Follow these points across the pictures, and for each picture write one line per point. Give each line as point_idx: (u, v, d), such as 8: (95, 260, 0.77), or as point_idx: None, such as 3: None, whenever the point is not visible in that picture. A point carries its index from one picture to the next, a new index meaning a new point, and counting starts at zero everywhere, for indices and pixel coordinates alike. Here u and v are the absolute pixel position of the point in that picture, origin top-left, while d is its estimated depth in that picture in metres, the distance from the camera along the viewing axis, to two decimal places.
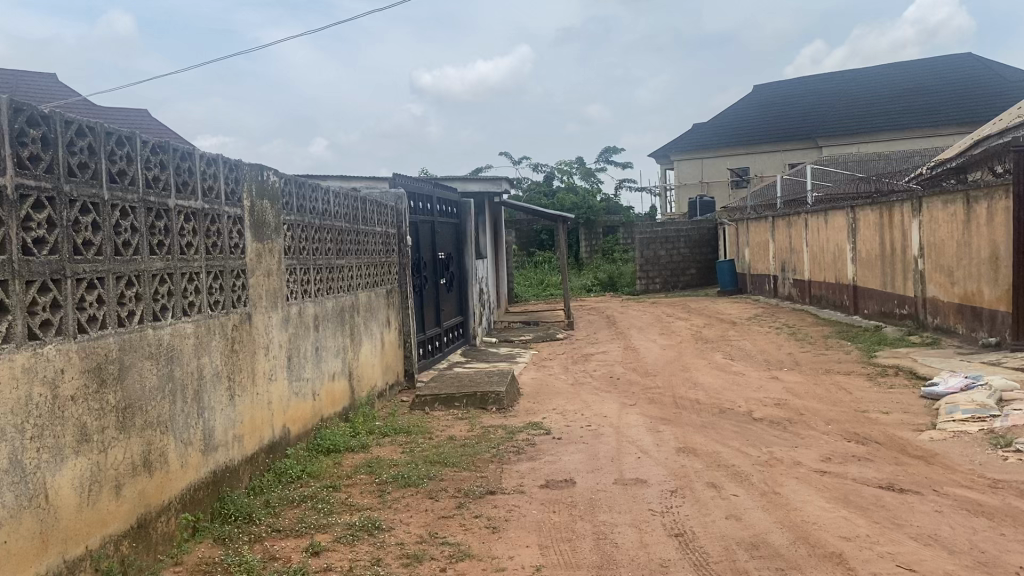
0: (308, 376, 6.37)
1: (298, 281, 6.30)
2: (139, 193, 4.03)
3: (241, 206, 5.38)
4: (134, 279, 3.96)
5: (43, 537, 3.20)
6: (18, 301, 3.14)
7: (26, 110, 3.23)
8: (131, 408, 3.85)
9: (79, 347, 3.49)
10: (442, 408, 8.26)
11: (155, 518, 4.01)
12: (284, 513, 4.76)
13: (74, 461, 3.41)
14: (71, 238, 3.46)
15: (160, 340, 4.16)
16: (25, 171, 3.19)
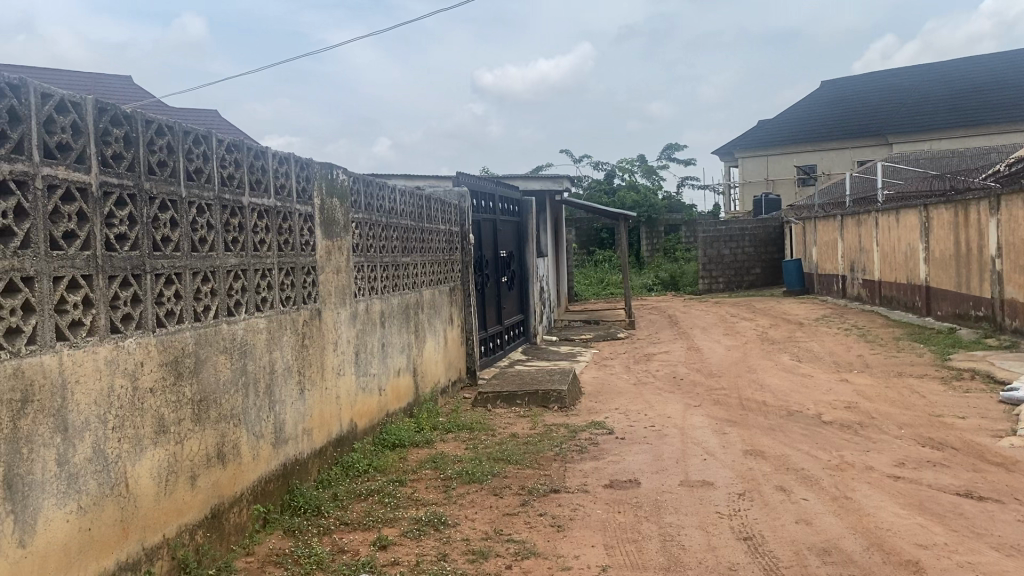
0: (374, 371, 6.45)
1: (365, 278, 6.38)
2: (215, 190, 4.13)
3: (311, 204, 5.47)
4: (210, 274, 4.06)
5: (124, 525, 3.30)
6: (102, 295, 3.24)
7: (110, 110, 3.33)
8: (206, 400, 3.94)
9: (158, 341, 3.59)
10: (505, 405, 8.28)
11: (228, 509, 4.10)
12: (351, 507, 4.82)
13: (153, 451, 3.51)
14: (151, 234, 3.56)
15: (233, 335, 4.25)
16: (108, 169, 3.29)
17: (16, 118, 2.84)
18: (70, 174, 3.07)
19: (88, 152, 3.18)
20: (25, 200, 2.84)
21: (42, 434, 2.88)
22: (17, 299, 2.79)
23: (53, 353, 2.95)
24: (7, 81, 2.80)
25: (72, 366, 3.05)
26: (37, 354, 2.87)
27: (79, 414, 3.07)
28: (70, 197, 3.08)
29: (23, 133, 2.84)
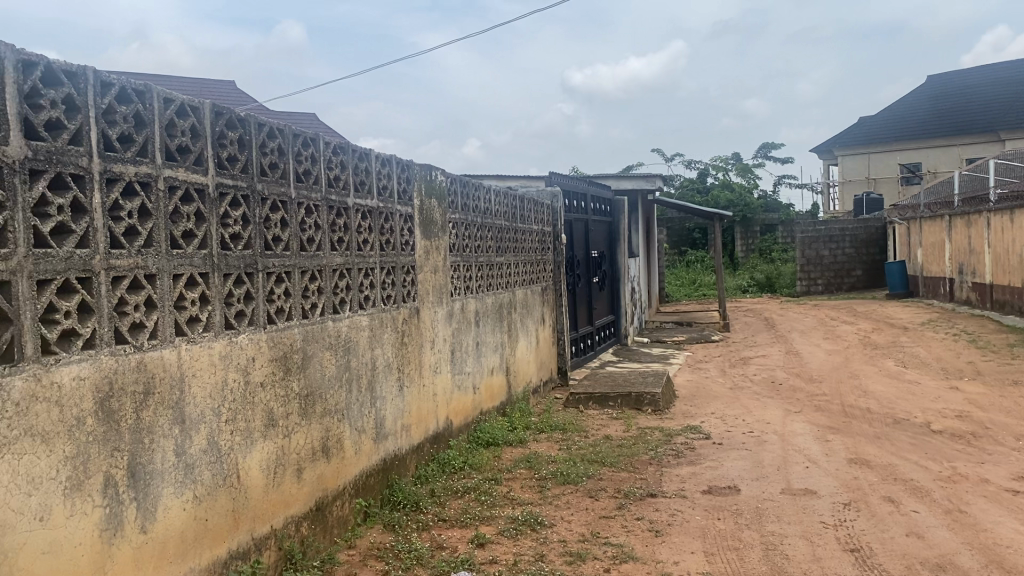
0: (469, 369, 6.50)
1: (461, 277, 6.44)
2: (322, 192, 4.25)
3: (411, 205, 5.55)
4: (316, 273, 4.17)
5: (236, 515, 3.42)
6: (217, 292, 3.36)
7: (226, 113, 3.46)
8: (312, 395, 4.05)
9: (268, 337, 3.70)
10: (597, 407, 8.23)
11: (332, 502, 4.21)
12: (448, 504, 4.87)
13: (262, 444, 3.62)
14: (263, 234, 3.68)
15: (338, 332, 4.35)
16: (224, 171, 3.42)
17: (141, 123, 2.98)
18: (190, 176, 3.19)
19: (206, 154, 3.30)
20: (148, 200, 2.97)
21: (162, 426, 3.00)
22: (141, 295, 2.92)
23: (172, 347, 3.07)
24: (133, 88, 2.94)
25: (189, 361, 3.17)
26: (157, 348, 2.99)
27: (195, 407, 3.19)
28: (189, 198, 3.21)
29: (147, 136, 2.97)
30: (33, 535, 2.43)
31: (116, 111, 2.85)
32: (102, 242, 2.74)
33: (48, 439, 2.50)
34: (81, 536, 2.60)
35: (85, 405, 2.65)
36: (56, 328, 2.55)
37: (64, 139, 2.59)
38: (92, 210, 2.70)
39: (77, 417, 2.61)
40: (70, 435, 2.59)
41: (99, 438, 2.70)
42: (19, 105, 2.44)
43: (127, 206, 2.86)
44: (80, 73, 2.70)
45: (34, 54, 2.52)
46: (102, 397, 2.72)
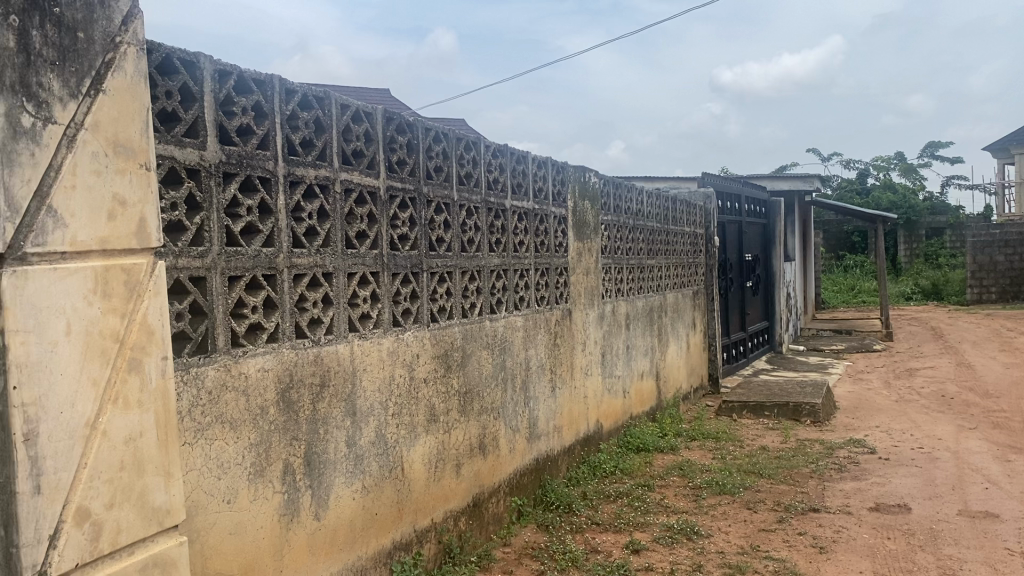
0: (620, 373, 6.44)
1: (613, 280, 6.39)
2: (482, 194, 4.35)
3: (566, 207, 5.57)
4: (476, 273, 4.27)
5: (400, 506, 3.53)
6: (386, 291, 3.50)
7: (396, 119, 3.61)
8: (471, 393, 4.12)
9: (432, 335, 3.82)
10: (752, 416, 7.97)
11: (488, 498, 4.28)
12: (601, 507, 4.84)
13: (425, 439, 3.72)
14: (427, 236, 3.82)
15: (495, 332, 4.41)
16: (393, 174, 3.58)
17: (321, 128, 3.15)
18: (363, 179, 3.36)
19: (377, 158, 3.47)
20: (326, 202, 3.13)
21: (336, 417, 3.13)
22: (319, 292, 3.09)
23: (345, 342, 3.22)
24: (314, 95, 3.11)
25: (361, 355, 3.31)
26: (333, 342, 3.15)
27: (365, 400, 3.31)
28: (362, 201, 3.37)
29: (326, 141, 3.15)
30: (221, 516, 2.59)
31: (299, 117, 3.03)
32: (285, 241, 2.91)
33: (236, 427, 2.66)
34: (262, 520, 2.75)
35: (268, 396, 2.80)
36: (244, 321, 2.73)
37: (253, 144, 2.77)
38: (277, 211, 2.87)
39: (261, 407, 2.77)
40: (255, 423, 2.74)
41: (279, 428, 2.85)
42: (215, 111, 2.61)
43: (307, 207, 3.03)
44: (268, 82, 2.88)
45: (228, 64, 2.70)
46: (283, 387, 2.88)
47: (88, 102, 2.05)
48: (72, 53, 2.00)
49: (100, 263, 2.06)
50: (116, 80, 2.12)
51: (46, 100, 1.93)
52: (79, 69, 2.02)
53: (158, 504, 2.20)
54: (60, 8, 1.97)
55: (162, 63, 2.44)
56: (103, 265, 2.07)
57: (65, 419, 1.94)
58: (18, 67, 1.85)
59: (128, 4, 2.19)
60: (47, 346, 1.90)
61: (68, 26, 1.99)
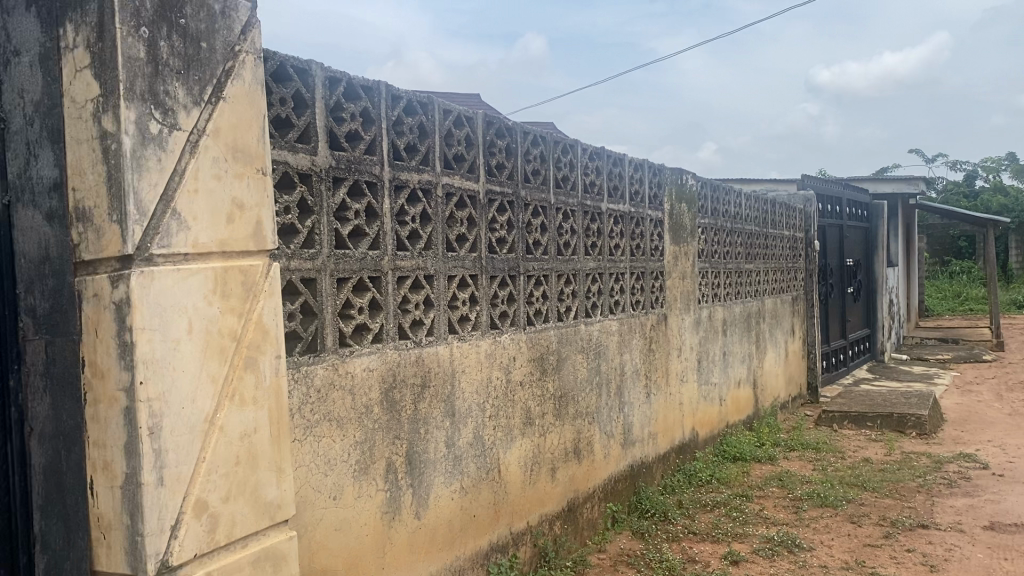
0: (716, 380, 6.32)
1: (709, 284, 6.28)
2: (578, 197, 4.34)
3: (662, 210, 5.50)
4: (572, 277, 4.26)
5: (497, 508, 3.55)
6: (484, 294, 3.53)
7: (496, 123, 3.65)
8: (566, 397, 4.11)
9: (529, 338, 3.82)
10: (853, 427, 7.71)
11: (582, 503, 4.26)
12: (698, 516, 4.76)
13: (521, 441, 3.73)
14: (525, 239, 3.84)
15: (590, 336, 4.39)
16: (493, 178, 3.61)
17: (424, 133, 3.22)
18: (464, 183, 3.41)
19: (478, 162, 3.51)
20: (429, 206, 3.20)
21: (436, 418, 3.17)
22: (421, 294, 3.15)
23: (445, 344, 3.26)
24: (418, 101, 3.18)
25: (461, 357, 3.34)
26: (434, 344, 3.19)
27: (464, 401, 3.34)
28: (462, 204, 3.42)
29: (428, 146, 3.21)
30: (328, 513, 2.65)
31: (404, 122, 3.10)
32: (389, 244, 2.98)
33: (342, 425, 2.73)
34: (366, 518, 2.81)
35: (372, 395, 2.86)
36: (351, 322, 2.80)
37: (360, 149, 2.86)
38: (382, 215, 2.94)
39: (366, 405, 2.83)
40: (360, 422, 2.80)
41: (383, 426, 2.90)
42: (325, 117, 2.70)
43: (410, 210, 3.10)
44: (375, 88, 2.96)
45: (338, 71, 2.79)
46: (387, 387, 2.93)
47: (210, 109, 2.14)
48: (195, 62, 2.10)
49: (220, 264, 2.14)
50: (236, 88, 2.21)
51: (172, 108, 2.02)
52: (202, 77, 2.11)
53: (270, 498, 2.27)
54: (185, 19, 2.07)
55: (277, 71, 2.54)
56: (222, 265, 2.15)
57: (186, 414, 2.02)
58: (146, 77, 1.96)
59: (247, 15, 2.27)
60: (170, 344, 1.99)
61: (192, 37, 2.09)
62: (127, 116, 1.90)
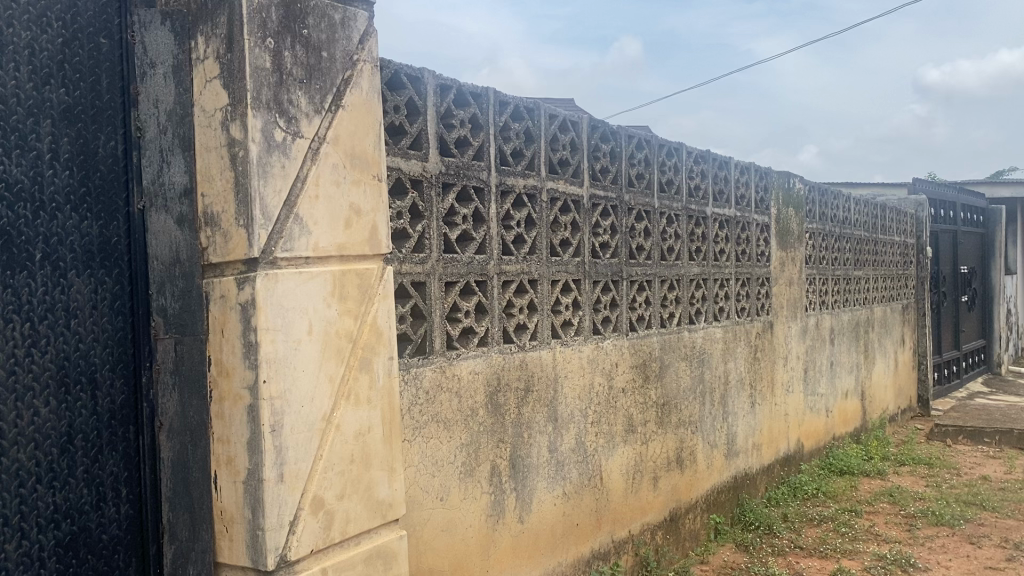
0: (823, 392, 6.12)
1: (817, 291, 6.09)
2: (682, 202, 4.28)
3: (769, 214, 5.37)
4: (675, 282, 4.21)
5: (598, 516, 3.52)
6: (587, 298, 3.52)
7: (602, 127, 3.63)
8: (668, 405, 4.05)
9: (631, 343, 3.78)
10: (969, 443, 7.35)
11: (685, 514, 4.19)
12: (804, 531, 4.62)
13: (623, 449, 3.69)
14: (628, 243, 3.81)
15: (694, 343, 4.31)
16: (597, 182, 3.60)
17: (531, 138, 3.23)
18: (569, 188, 3.41)
19: (582, 166, 3.50)
20: (533, 211, 3.21)
21: (539, 422, 3.17)
22: (525, 298, 3.16)
23: (549, 349, 3.26)
24: (525, 106, 3.20)
25: (564, 362, 3.33)
26: (537, 348, 3.20)
27: (567, 406, 3.33)
28: (567, 208, 3.42)
29: (534, 151, 3.23)
30: (435, 513, 2.69)
31: (511, 128, 3.12)
32: (495, 248, 3.00)
33: (449, 427, 2.76)
34: (471, 520, 2.83)
35: (478, 398, 2.88)
36: (458, 325, 2.84)
37: (469, 154, 2.90)
38: (489, 219, 2.97)
39: (472, 408, 2.85)
40: (466, 424, 2.83)
41: (488, 429, 2.92)
42: (436, 124, 2.76)
43: (516, 215, 3.12)
44: (484, 94, 2.99)
45: (449, 79, 2.83)
46: (491, 390, 2.95)
47: (329, 117, 2.20)
48: (317, 71, 2.17)
49: (338, 268, 2.20)
50: (354, 96, 2.27)
51: (295, 116, 2.09)
52: (323, 86, 2.18)
53: (383, 497, 2.31)
54: (308, 30, 2.14)
55: (391, 80, 2.61)
56: (340, 269, 2.21)
57: (305, 412, 2.08)
58: (272, 86, 2.03)
59: (365, 24, 2.33)
60: (291, 344, 2.05)
61: (314, 47, 2.16)
62: (254, 124, 1.98)
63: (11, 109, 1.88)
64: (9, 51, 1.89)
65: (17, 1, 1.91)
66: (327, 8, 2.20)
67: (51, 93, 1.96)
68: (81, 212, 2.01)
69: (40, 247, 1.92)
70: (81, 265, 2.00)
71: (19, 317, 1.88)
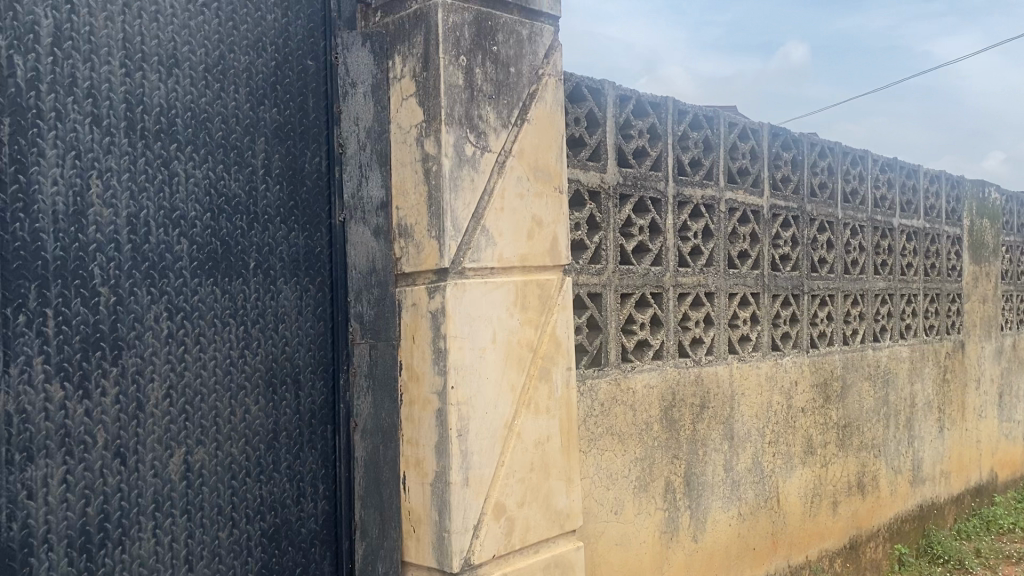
0: (1020, 418, 5.64)
1: (1013, 309, 5.63)
2: (868, 212, 4.08)
3: (961, 226, 5.02)
4: (859, 297, 4.01)
5: (774, 539, 3.39)
6: (766, 312, 3.41)
7: (783, 135, 3.52)
8: (850, 426, 3.85)
9: (811, 361, 3.62)
10: None
11: (866, 542, 3.97)
12: (1000, 568, 4.34)
13: (801, 471, 3.54)
14: (809, 256, 3.67)
15: (878, 362, 4.08)
16: (777, 192, 3.50)
17: (709, 147, 3.18)
18: (748, 198, 3.33)
19: (762, 176, 3.41)
20: (711, 221, 3.15)
21: (714, 439, 3.10)
22: (702, 311, 3.10)
23: (725, 364, 3.18)
24: (705, 114, 3.14)
25: (741, 378, 3.24)
26: (714, 363, 3.12)
27: (743, 424, 3.24)
28: (745, 219, 3.34)
29: (713, 160, 3.17)
30: (610, 526, 2.68)
31: (689, 137, 3.08)
32: (672, 260, 2.97)
33: (625, 440, 2.74)
34: (645, 536, 2.80)
35: (653, 412, 2.85)
36: (634, 337, 2.82)
37: (647, 165, 2.88)
38: (665, 230, 2.94)
39: (647, 422, 2.82)
40: (641, 438, 2.80)
41: (662, 444, 2.88)
42: (615, 135, 2.77)
43: (693, 226, 3.07)
44: (664, 103, 2.97)
45: (629, 89, 2.83)
46: (667, 405, 2.91)
47: (515, 131, 2.24)
48: (505, 86, 2.22)
49: (520, 278, 2.24)
50: (539, 109, 2.30)
51: (484, 131, 2.15)
52: (510, 100, 2.23)
53: (561, 507, 2.32)
54: (497, 46, 2.20)
55: (573, 92, 2.63)
56: (522, 279, 2.24)
57: (488, 419, 2.13)
58: (464, 102, 2.10)
59: (550, 39, 2.37)
60: (477, 351, 2.10)
61: (503, 63, 2.21)
62: (447, 140, 2.05)
63: (231, 128, 2.03)
64: (230, 75, 2.03)
65: (238, 28, 2.05)
66: (516, 24, 2.26)
67: (264, 112, 2.09)
68: (288, 224, 2.14)
69: (254, 256, 2.06)
70: (288, 273, 2.13)
71: (235, 321, 2.02)
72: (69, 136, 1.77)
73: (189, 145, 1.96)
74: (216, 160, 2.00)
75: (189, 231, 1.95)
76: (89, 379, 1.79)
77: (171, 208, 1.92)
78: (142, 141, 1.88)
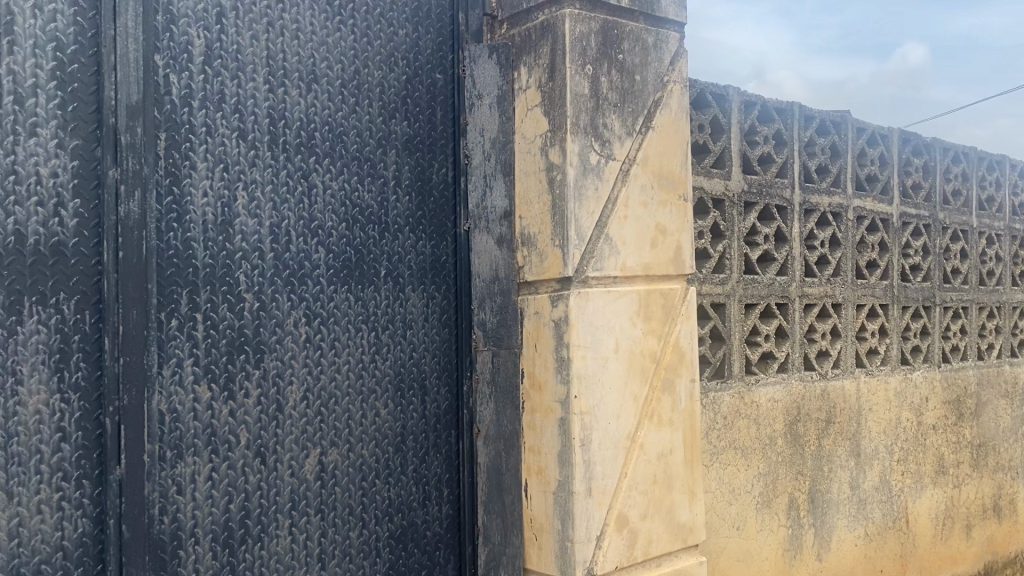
0: None
1: None
2: (1005, 220, 3.87)
3: None
4: (995, 310, 3.82)
5: (903, 560, 3.25)
6: (895, 324, 3.28)
7: (914, 140, 3.38)
8: (985, 445, 3.65)
9: (944, 376, 3.45)
10: None
11: (1002, 568, 3.75)
12: None
13: (932, 491, 3.38)
14: (941, 266, 3.51)
15: (1016, 378, 3.86)
16: (907, 200, 3.37)
17: (837, 153, 3.09)
18: (877, 206, 3.21)
19: (891, 183, 3.29)
20: (838, 230, 3.06)
21: (840, 456, 2.99)
22: (828, 323, 3.00)
23: (852, 378, 3.06)
24: (832, 119, 3.05)
25: (869, 393, 3.12)
26: (840, 376, 3.01)
27: (871, 441, 3.11)
28: (874, 227, 3.23)
29: (840, 167, 3.08)
30: (732, 542, 2.62)
31: (816, 143, 2.99)
32: (797, 270, 2.89)
33: (747, 455, 2.68)
34: (768, 552, 2.72)
35: (777, 426, 2.77)
36: (758, 349, 2.75)
37: (772, 172, 2.82)
38: (791, 239, 2.87)
39: (770, 437, 2.75)
40: (765, 452, 2.73)
41: (786, 460, 2.80)
42: (740, 141, 2.72)
43: (819, 235, 2.98)
44: (789, 109, 2.90)
45: (753, 95, 2.78)
46: (791, 420, 2.83)
47: (640, 140, 2.23)
48: (630, 94, 2.20)
49: (644, 288, 2.22)
50: (664, 117, 2.28)
51: (609, 139, 2.14)
52: (635, 108, 2.22)
53: (683, 521, 2.28)
54: (623, 55, 2.19)
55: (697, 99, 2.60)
56: (646, 289, 2.22)
57: (612, 429, 2.12)
58: (589, 110, 2.10)
59: (675, 46, 2.34)
60: (601, 361, 2.10)
61: (628, 71, 2.20)
62: (572, 149, 2.05)
63: (365, 141, 2.09)
64: (364, 89, 2.09)
65: (372, 44, 2.11)
66: (641, 32, 2.24)
67: (396, 125, 2.15)
68: (417, 233, 2.19)
69: (385, 264, 2.12)
70: (417, 280, 2.18)
71: (367, 327, 2.08)
72: (218, 149, 1.86)
73: (326, 157, 2.03)
74: (350, 172, 2.06)
75: (326, 240, 2.02)
76: (234, 381, 1.88)
77: (309, 218, 1.99)
78: (284, 155, 1.96)
